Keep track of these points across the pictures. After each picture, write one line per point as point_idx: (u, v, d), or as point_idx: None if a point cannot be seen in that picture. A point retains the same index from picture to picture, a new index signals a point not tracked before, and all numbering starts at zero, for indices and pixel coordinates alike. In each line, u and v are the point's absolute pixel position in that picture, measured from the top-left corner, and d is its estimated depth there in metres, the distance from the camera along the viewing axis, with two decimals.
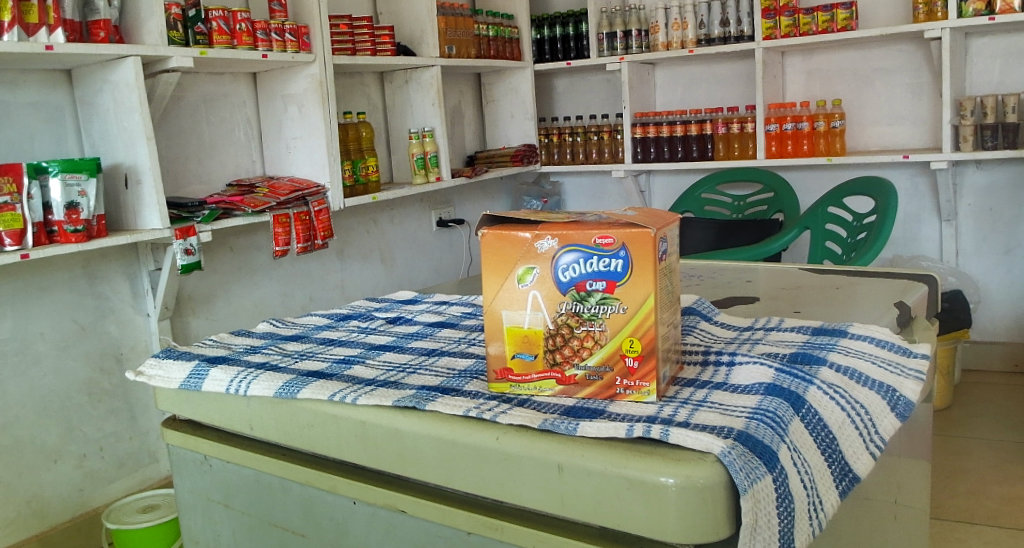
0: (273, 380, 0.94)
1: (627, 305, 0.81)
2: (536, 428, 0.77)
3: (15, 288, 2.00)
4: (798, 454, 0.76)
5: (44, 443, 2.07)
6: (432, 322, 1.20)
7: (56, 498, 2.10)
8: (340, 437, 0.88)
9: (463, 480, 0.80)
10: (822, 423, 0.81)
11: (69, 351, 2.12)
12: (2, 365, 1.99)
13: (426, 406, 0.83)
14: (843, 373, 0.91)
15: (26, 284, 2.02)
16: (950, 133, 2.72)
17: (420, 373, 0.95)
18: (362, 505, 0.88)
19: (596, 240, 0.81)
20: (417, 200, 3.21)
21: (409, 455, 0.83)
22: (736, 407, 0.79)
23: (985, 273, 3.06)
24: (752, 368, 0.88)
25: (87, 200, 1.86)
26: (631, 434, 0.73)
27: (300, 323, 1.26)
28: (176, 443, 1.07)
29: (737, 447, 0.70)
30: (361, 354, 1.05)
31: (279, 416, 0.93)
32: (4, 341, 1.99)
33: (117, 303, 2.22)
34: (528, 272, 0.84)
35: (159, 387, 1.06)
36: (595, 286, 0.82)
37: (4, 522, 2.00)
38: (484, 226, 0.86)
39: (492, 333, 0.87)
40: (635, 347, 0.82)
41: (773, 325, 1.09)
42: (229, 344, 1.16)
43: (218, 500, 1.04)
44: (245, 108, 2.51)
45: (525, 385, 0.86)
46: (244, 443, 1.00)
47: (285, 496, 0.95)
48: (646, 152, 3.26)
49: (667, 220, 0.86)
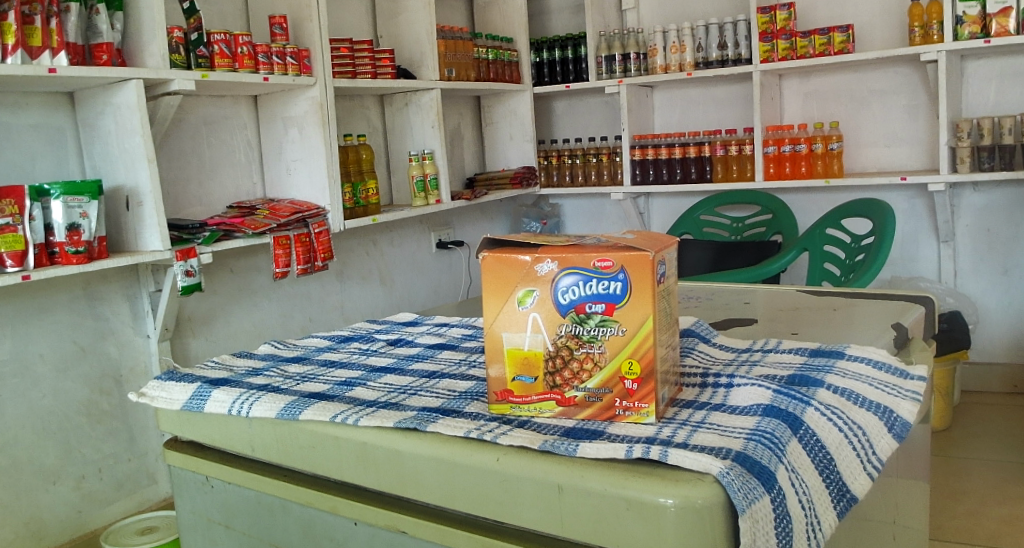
0: (275, 401, 0.95)
1: (627, 327, 0.83)
2: (537, 449, 0.78)
3: (16, 309, 2.01)
4: (795, 475, 0.77)
5: (42, 464, 2.07)
6: (433, 344, 1.21)
7: (55, 519, 2.10)
8: (340, 458, 0.89)
9: (463, 499, 0.80)
10: (819, 444, 0.82)
11: (68, 372, 2.13)
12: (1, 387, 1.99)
13: (426, 427, 0.84)
14: (841, 394, 0.92)
15: (26, 305, 2.03)
16: (947, 155, 2.74)
17: (421, 395, 0.96)
18: (363, 526, 0.88)
19: (594, 263, 0.83)
20: (417, 222, 3.24)
21: (409, 476, 0.84)
22: (734, 428, 0.80)
23: (983, 294, 3.07)
24: (751, 390, 0.89)
25: (88, 222, 1.88)
26: (631, 455, 0.74)
27: (302, 344, 1.27)
28: (178, 464, 1.08)
29: (735, 468, 0.71)
30: (362, 376, 1.06)
31: (281, 438, 0.93)
32: (3, 362, 1.99)
33: (117, 324, 2.23)
34: (529, 294, 0.85)
35: (160, 408, 1.07)
36: (594, 308, 0.83)
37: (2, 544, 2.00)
38: (484, 249, 0.87)
39: (492, 355, 0.87)
40: (633, 369, 0.83)
41: (771, 346, 1.10)
42: (231, 365, 1.17)
43: (219, 520, 1.04)
44: (246, 130, 2.53)
45: (525, 407, 0.87)
46: (246, 464, 1.01)
47: (285, 517, 0.96)
48: (644, 174, 3.29)
49: (664, 243, 0.88)
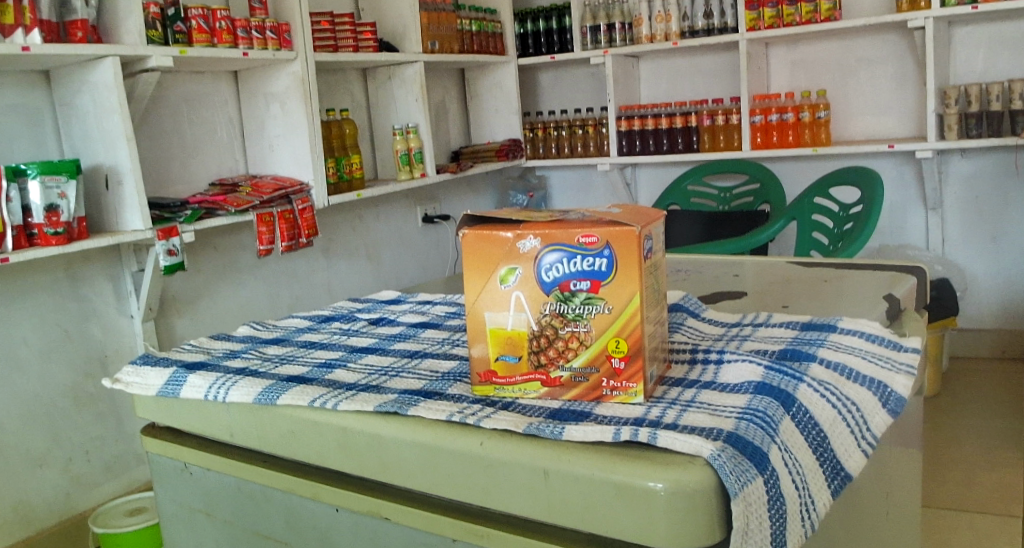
0: (252, 386, 0.92)
1: (613, 305, 0.79)
2: (521, 433, 0.75)
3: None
4: (790, 454, 0.75)
5: (29, 449, 2.05)
6: (416, 322, 1.18)
7: (43, 503, 2.09)
8: (321, 444, 0.86)
9: (447, 485, 0.78)
10: (813, 422, 0.80)
11: (52, 356, 2.10)
12: None
13: (409, 410, 0.81)
14: (834, 369, 0.90)
15: (7, 289, 1.99)
16: (935, 122, 2.72)
17: (403, 376, 0.94)
18: (345, 513, 0.85)
19: (579, 240, 0.79)
20: (404, 196, 3.20)
21: (391, 461, 0.81)
22: (726, 407, 0.78)
23: (971, 261, 3.06)
24: (742, 366, 0.87)
25: (66, 202, 1.83)
26: (619, 438, 0.71)
27: (281, 325, 1.24)
28: (156, 451, 1.04)
29: (727, 450, 0.68)
30: (342, 358, 1.03)
31: (259, 423, 0.90)
32: None
33: (100, 305, 2.20)
34: (511, 273, 0.82)
35: (137, 394, 1.03)
36: (579, 286, 0.80)
37: None
38: (465, 226, 0.84)
39: (474, 335, 0.84)
40: (620, 347, 0.80)
41: (761, 320, 1.07)
42: (209, 348, 1.13)
43: (199, 509, 1.00)
44: (227, 107, 2.48)
45: (509, 387, 0.84)
46: (224, 450, 0.97)
47: (266, 505, 0.92)
48: (632, 144, 3.25)
49: (652, 217, 0.85)
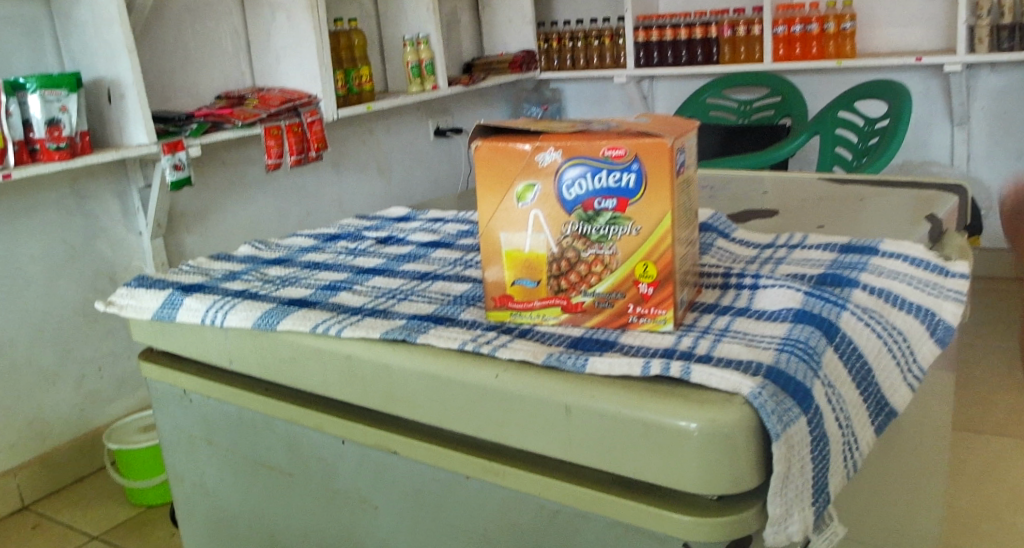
0: (251, 310, 0.85)
1: (641, 226, 0.72)
2: (540, 365, 0.68)
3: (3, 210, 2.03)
4: (832, 390, 0.69)
5: (42, 365, 2.17)
6: (427, 241, 1.11)
7: (58, 418, 2.23)
8: (325, 372, 0.80)
9: (459, 420, 0.72)
10: (857, 353, 0.75)
11: (61, 272, 2.17)
12: None
13: (418, 338, 0.75)
14: (878, 295, 0.83)
15: (14, 205, 2.05)
16: (965, 35, 2.57)
17: (413, 300, 0.87)
18: (351, 446, 0.81)
19: (605, 153, 0.71)
20: (414, 109, 3.09)
21: (399, 393, 0.75)
22: (763, 337, 0.72)
23: (996, 180, 2.95)
24: (779, 291, 0.80)
25: (68, 116, 1.75)
26: (648, 372, 0.64)
27: (285, 244, 1.17)
28: (154, 377, 0.98)
29: (768, 386, 0.62)
30: (348, 279, 0.97)
31: (260, 349, 0.85)
32: None
33: (108, 222, 2.26)
34: (529, 189, 0.74)
35: (132, 318, 0.97)
36: (604, 204, 0.73)
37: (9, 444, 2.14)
38: (477, 137, 0.76)
39: (489, 256, 0.78)
40: (649, 272, 0.73)
41: (796, 242, 1.00)
42: (208, 269, 1.07)
43: (200, 436, 0.95)
44: (231, 17, 2.37)
45: (527, 313, 0.78)
46: (224, 377, 0.92)
47: (269, 434, 0.87)
48: (649, 57, 3.11)
49: (684, 128, 0.77)
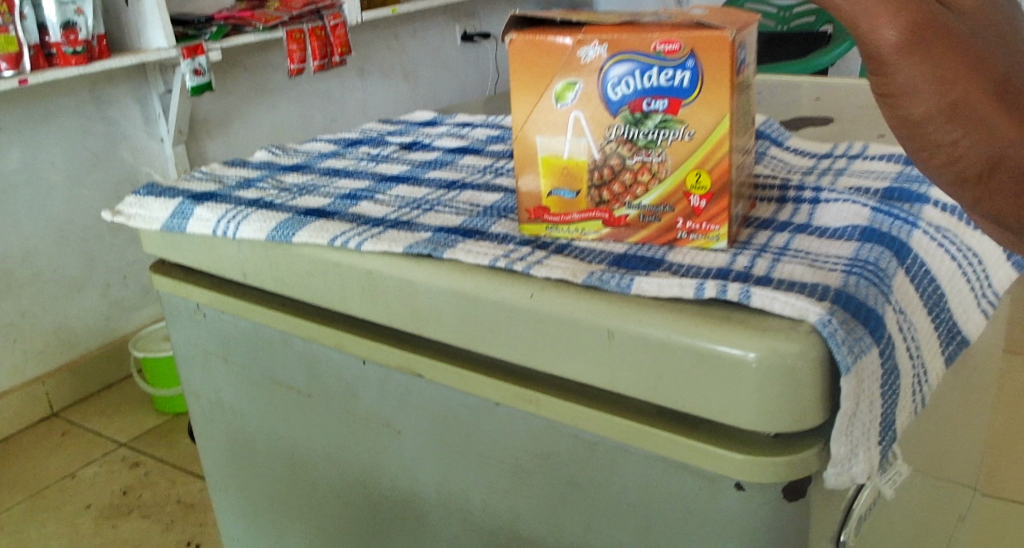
0: (265, 220, 0.79)
1: (695, 131, 0.64)
2: (580, 285, 0.62)
3: (23, 118, 2.07)
4: (903, 317, 0.63)
5: (66, 273, 2.25)
6: (454, 148, 1.04)
7: (84, 325, 2.32)
8: (344, 289, 0.74)
9: (487, 343, 0.66)
10: (928, 276, 0.68)
11: (83, 179, 2.23)
12: (17, 198, 2.10)
13: (444, 253, 0.68)
14: (952, 212, 0.75)
15: (34, 113, 2.09)
16: None
17: (439, 211, 0.80)
18: (372, 367, 0.75)
19: (657, 47, 0.63)
20: (441, 12, 2.97)
21: (424, 313, 0.69)
22: (828, 256, 0.64)
23: None
24: (843, 206, 0.73)
25: (84, 19, 1.71)
26: (701, 296, 0.58)
27: (303, 150, 1.10)
28: (167, 290, 0.93)
29: (838, 312, 0.55)
30: (370, 188, 0.90)
31: (275, 262, 0.79)
32: (17, 172, 2.09)
33: (129, 129, 2.30)
34: (569, 88, 0.66)
35: (142, 228, 0.91)
36: (654, 105, 0.65)
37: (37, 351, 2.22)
38: (512, 29, 0.68)
39: (523, 163, 0.70)
40: (702, 183, 0.65)
41: (857, 152, 0.91)
42: (221, 176, 1.00)
43: (215, 352, 0.91)
44: None
45: (565, 227, 0.71)
46: (239, 292, 0.86)
47: (285, 352, 0.83)
48: None
49: (744, 20, 0.67)
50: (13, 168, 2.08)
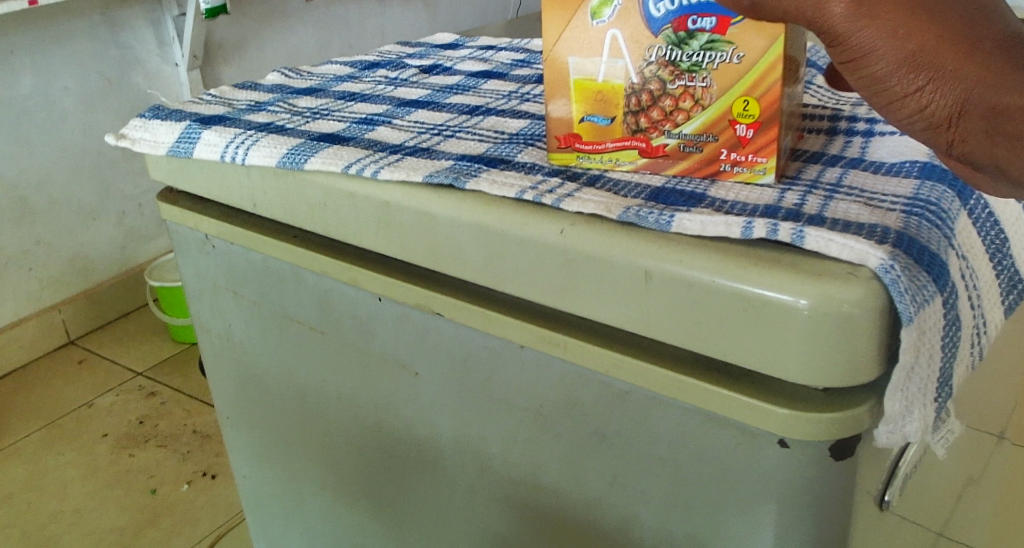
0: (275, 145, 0.74)
1: (745, 53, 0.58)
2: (615, 221, 0.57)
3: (35, 41, 2.01)
4: (966, 264, 0.57)
5: (80, 203, 2.22)
6: (477, 72, 0.97)
7: (100, 254, 2.30)
8: (359, 220, 0.70)
9: (513, 282, 0.62)
10: (991, 218, 0.62)
11: (97, 105, 2.18)
12: (31, 124, 2.05)
13: (467, 183, 0.63)
14: None
15: (46, 37, 2.03)
16: None
17: (461, 138, 0.75)
18: (389, 304, 0.71)
19: None
20: None
21: (444, 247, 0.65)
22: (885, 194, 0.59)
23: None
24: (899, 141, 0.67)
25: None
26: (749, 235, 0.52)
27: (318, 72, 1.04)
28: (173, 220, 0.88)
29: (900, 256, 0.50)
30: (388, 112, 0.84)
31: (286, 191, 0.74)
32: (30, 97, 2.04)
33: (143, 53, 2.25)
34: (607, 4, 0.60)
35: (147, 153, 0.86)
36: (700, 23, 0.58)
37: (53, 280, 2.21)
38: None
39: (554, 87, 0.64)
40: (749, 111, 0.59)
41: None
42: (231, 99, 0.94)
43: (225, 286, 0.87)
44: None
45: (597, 157, 0.66)
46: (248, 221, 0.81)
47: (297, 287, 0.78)
48: None
49: None
50: (25, 93, 2.02)
